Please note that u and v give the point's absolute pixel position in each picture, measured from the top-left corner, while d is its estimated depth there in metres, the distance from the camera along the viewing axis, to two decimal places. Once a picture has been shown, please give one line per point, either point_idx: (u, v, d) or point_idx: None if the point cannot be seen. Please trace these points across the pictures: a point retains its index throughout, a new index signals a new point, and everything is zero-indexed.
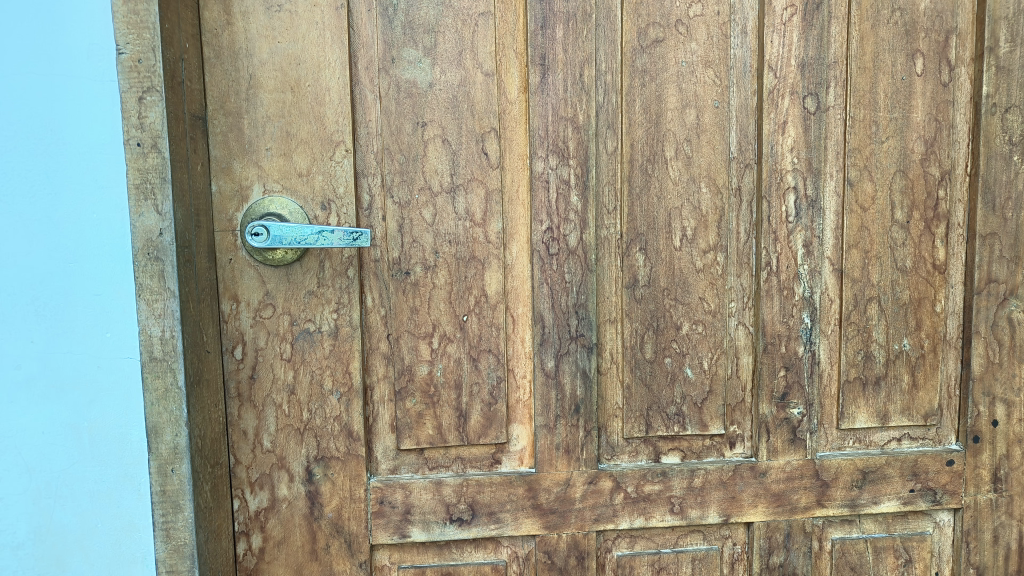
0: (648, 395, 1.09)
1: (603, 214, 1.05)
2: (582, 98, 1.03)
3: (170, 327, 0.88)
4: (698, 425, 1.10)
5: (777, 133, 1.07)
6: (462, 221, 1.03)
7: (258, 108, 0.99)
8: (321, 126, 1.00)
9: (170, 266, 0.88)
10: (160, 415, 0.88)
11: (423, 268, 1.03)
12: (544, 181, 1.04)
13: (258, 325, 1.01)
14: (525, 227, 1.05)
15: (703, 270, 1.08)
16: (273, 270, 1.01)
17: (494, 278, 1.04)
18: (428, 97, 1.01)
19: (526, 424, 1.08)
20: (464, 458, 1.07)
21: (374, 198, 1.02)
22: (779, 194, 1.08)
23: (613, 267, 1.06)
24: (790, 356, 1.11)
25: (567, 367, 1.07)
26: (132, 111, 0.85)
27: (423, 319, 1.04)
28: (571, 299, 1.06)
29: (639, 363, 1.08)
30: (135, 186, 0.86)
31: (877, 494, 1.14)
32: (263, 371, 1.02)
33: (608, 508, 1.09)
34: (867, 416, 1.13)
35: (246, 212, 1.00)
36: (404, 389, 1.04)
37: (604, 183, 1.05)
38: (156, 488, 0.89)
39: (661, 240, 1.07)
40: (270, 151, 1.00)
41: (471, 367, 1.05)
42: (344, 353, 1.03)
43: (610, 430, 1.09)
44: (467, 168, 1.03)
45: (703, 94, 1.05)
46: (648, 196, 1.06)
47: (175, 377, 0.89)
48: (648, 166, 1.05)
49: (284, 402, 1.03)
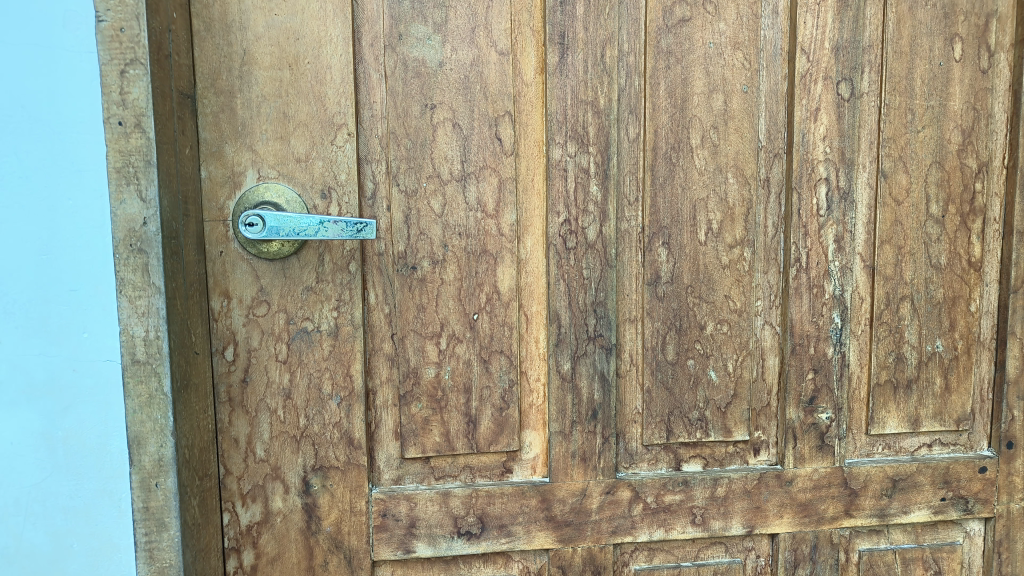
0: (670, 399, 1.02)
1: (624, 205, 0.98)
2: (604, 80, 0.96)
3: (155, 327, 0.80)
4: (721, 431, 1.04)
5: (808, 121, 1.00)
6: (473, 212, 0.96)
7: (252, 86, 0.90)
8: (322, 107, 0.92)
9: (156, 258, 0.79)
10: (143, 424, 0.80)
11: (431, 263, 0.95)
12: (561, 170, 0.97)
13: (251, 323, 0.93)
14: (541, 219, 0.98)
15: (729, 266, 1.01)
16: (268, 264, 0.92)
17: (507, 274, 0.97)
18: (438, 77, 0.93)
19: (540, 430, 1.00)
20: (473, 467, 0.99)
21: (379, 186, 0.94)
22: (810, 185, 1.01)
23: (634, 262, 0.99)
24: (819, 358, 1.04)
25: (584, 370, 0.99)
26: (113, 86, 0.76)
27: (430, 317, 0.96)
28: (590, 297, 0.99)
29: (661, 365, 1.01)
30: (116, 170, 0.77)
31: (907, 503, 1.08)
32: (257, 374, 0.94)
33: (626, 520, 1.02)
34: (897, 421, 1.07)
35: (238, 201, 0.91)
36: (409, 393, 0.97)
37: (625, 172, 0.98)
38: (140, 504, 0.80)
39: (685, 233, 1.00)
40: (265, 134, 0.91)
41: (482, 370, 0.98)
42: (345, 354, 0.95)
43: (629, 436, 1.02)
44: (479, 154, 0.95)
45: (731, 78, 0.99)
46: (672, 186, 0.99)
47: (160, 383, 0.80)
48: (673, 155, 0.98)
49: (279, 407, 0.95)
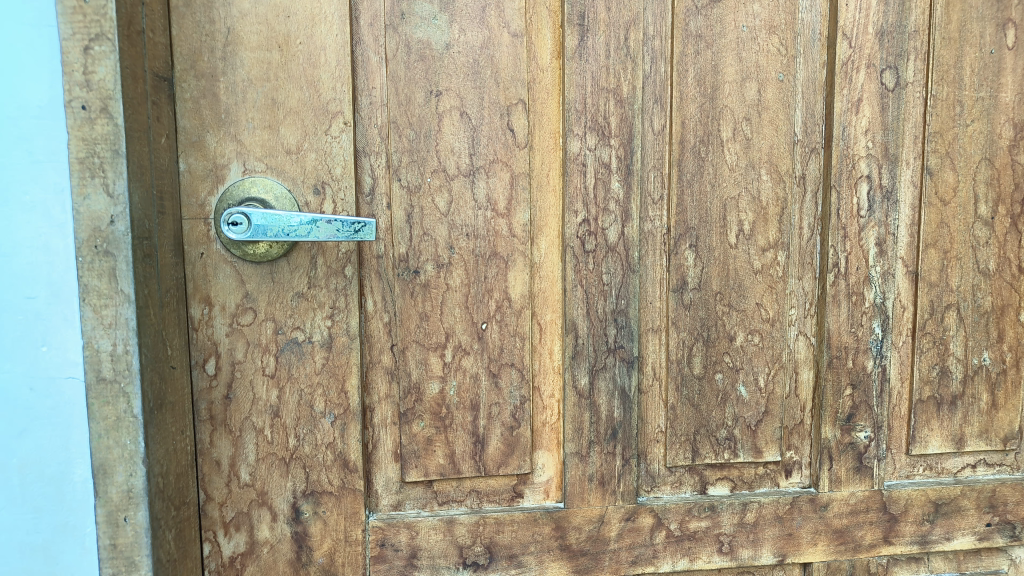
0: (696, 417, 0.93)
1: (648, 204, 0.89)
2: (627, 65, 0.87)
3: (123, 340, 0.70)
4: (751, 451, 0.95)
5: (849, 113, 0.91)
6: (482, 210, 0.87)
7: (237, 69, 0.81)
8: (315, 93, 0.82)
9: (124, 262, 0.69)
10: (110, 451, 0.70)
11: (435, 266, 0.86)
12: (580, 164, 0.87)
13: (235, 334, 0.83)
14: (557, 219, 0.89)
15: (762, 272, 0.92)
16: (254, 267, 0.83)
17: (519, 279, 0.88)
18: (445, 61, 0.84)
19: (554, 451, 0.91)
20: (480, 491, 0.90)
21: (378, 181, 0.85)
22: (850, 183, 0.93)
23: (659, 267, 0.90)
24: (857, 372, 0.95)
25: (603, 385, 0.90)
26: (76, 64, 0.67)
27: (434, 327, 0.87)
28: (610, 304, 0.90)
29: (686, 380, 0.92)
30: (79, 161, 0.68)
31: (950, 529, 0.99)
32: (241, 390, 0.84)
33: (647, 549, 0.93)
34: (941, 440, 0.98)
35: (221, 197, 0.82)
36: (411, 411, 0.87)
37: (649, 168, 0.89)
38: (106, 541, 0.71)
39: (714, 235, 0.91)
40: (251, 122, 0.82)
41: (491, 385, 0.88)
42: (339, 368, 0.85)
43: (650, 458, 0.93)
44: (489, 147, 0.86)
45: (766, 64, 0.90)
46: (701, 183, 0.90)
47: (130, 404, 0.70)
48: (701, 148, 0.90)
49: (265, 426, 0.85)
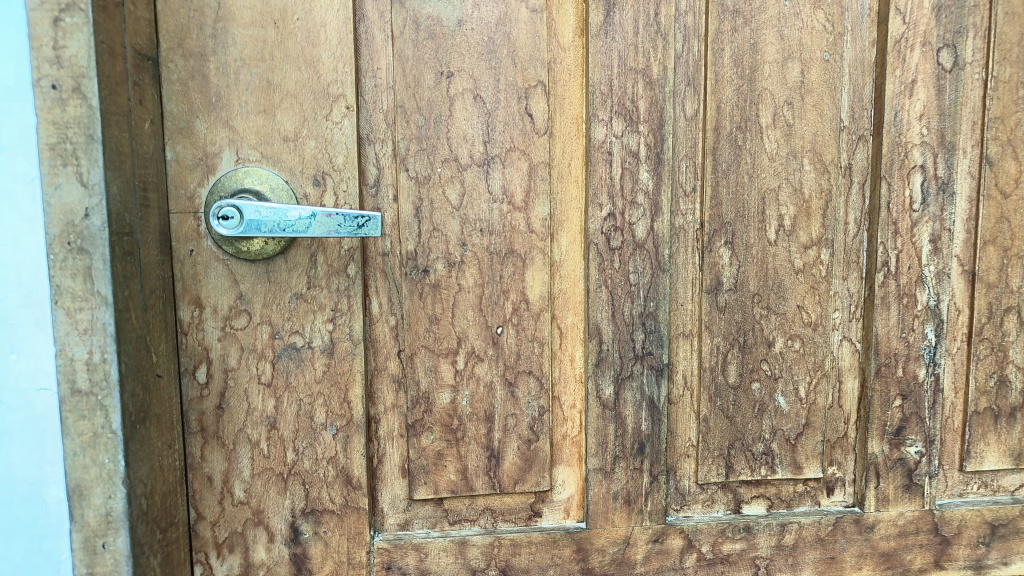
0: (730, 429, 0.85)
1: (679, 196, 0.81)
2: (657, 43, 0.79)
3: (100, 347, 0.62)
4: (790, 467, 0.87)
5: (902, 96, 0.83)
6: (497, 203, 0.79)
7: (229, 47, 0.74)
8: (314, 74, 0.75)
9: (101, 260, 0.62)
10: (87, 470, 0.63)
11: (446, 265, 0.79)
12: (605, 152, 0.80)
13: (228, 338, 0.76)
14: (579, 212, 0.81)
15: (804, 271, 0.84)
16: (248, 266, 0.76)
17: (538, 279, 0.80)
18: (456, 39, 0.77)
19: (575, 467, 0.84)
20: (495, 510, 0.83)
21: (383, 172, 0.78)
22: (902, 174, 0.84)
23: (690, 265, 0.82)
24: (907, 382, 0.87)
25: (629, 396, 0.83)
26: (45, 39, 0.60)
27: (445, 332, 0.79)
28: (637, 307, 0.82)
29: (720, 390, 0.85)
30: (50, 147, 0.61)
31: (1007, 553, 0.91)
32: (235, 400, 0.77)
33: (676, 572, 0.86)
34: (998, 456, 0.90)
35: (212, 188, 0.75)
36: (419, 422, 0.80)
37: (681, 157, 0.81)
38: (84, 570, 0.64)
39: (751, 231, 0.83)
40: (244, 106, 0.75)
41: (507, 395, 0.81)
42: (341, 376, 0.78)
43: (680, 474, 0.85)
44: (505, 134, 0.79)
45: (810, 43, 0.82)
46: (737, 174, 0.82)
47: (108, 419, 0.63)
48: (738, 135, 0.82)
49: (261, 439, 0.78)
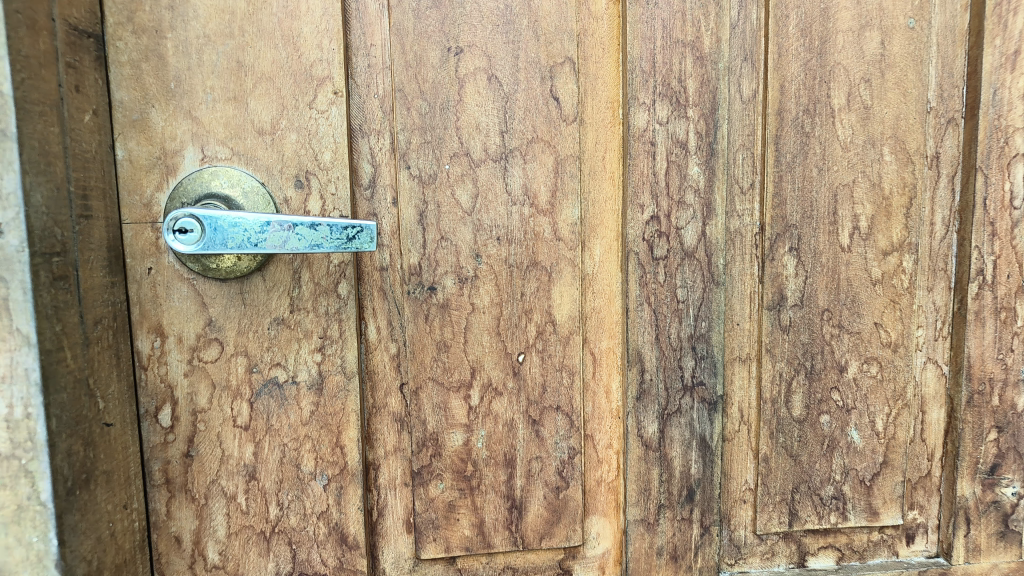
0: (795, 470, 0.72)
1: (735, 195, 0.68)
2: (709, 9, 0.66)
3: (21, 400, 0.50)
4: (865, 514, 0.74)
5: (1002, 70, 0.69)
6: (517, 206, 0.66)
7: (190, 21, 0.60)
8: (294, 52, 0.62)
9: (20, 290, 0.49)
10: (11, 553, 0.50)
11: (456, 281, 0.65)
12: (647, 143, 0.66)
13: (197, 373, 0.63)
14: (615, 215, 0.68)
15: (883, 282, 0.71)
16: (218, 286, 0.62)
17: (566, 296, 0.67)
18: (467, 7, 0.64)
19: (610, 517, 0.71)
20: (517, 569, 0.70)
21: (380, 170, 0.64)
22: (1002, 164, 0.70)
23: (748, 277, 0.69)
24: (1004, 412, 0.74)
25: (676, 434, 0.70)
26: None
27: (456, 361, 0.66)
28: (686, 329, 0.69)
29: (783, 424, 0.71)
30: None
31: None
32: (205, 447, 0.64)
33: None
34: None
35: (171, 194, 0.61)
36: (426, 469, 0.67)
37: (737, 147, 0.68)
38: None
39: (821, 235, 0.69)
40: (210, 92, 0.61)
41: (531, 435, 0.68)
42: (333, 416, 0.65)
43: (735, 523, 0.72)
44: (526, 122, 0.65)
45: (892, 7, 0.68)
46: (805, 166, 0.68)
47: (35, 488, 0.51)
48: (806, 121, 0.68)
49: (238, 492, 0.65)
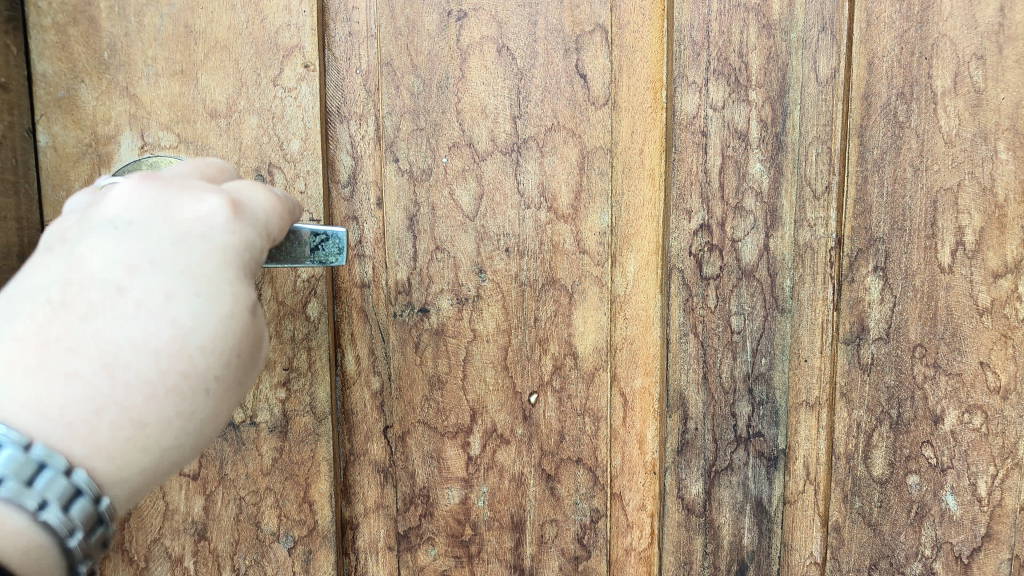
0: (874, 543, 0.57)
1: (806, 199, 0.54)
2: None
3: None
4: None
5: None
6: (533, 209, 0.53)
7: None
8: (255, 15, 0.49)
9: None
10: None
11: (454, 302, 0.53)
12: (697, 133, 0.54)
13: None
14: (654, 223, 0.54)
15: (992, 312, 0.54)
16: None
17: (591, 323, 0.55)
18: None
19: None
20: None
21: (362, 163, 0.52)
22: None
23: (822, 304, 0.55)
24: None
25: (725, 495, 0.57)
26: None
27: (452, 401, 0.54)
28: (741, 367, 0.55)
29: (860, 486, 0.56)
30: None
31: None
32: (146, 499, 0.52)
33: None
34: None
35: None
36: (415, 532, 0.55)
37: (810, 140, 0.54)
38: None
39: (915, 252, 0.54)
40: (151, 65, 0.49)
41: (545, 493, 0.56)
42: (300, 466, 0.53)
43: None
44: (546, 105, 0.53)
45: None
46: (897, 165, 0.54)
47: None
48: (900, 107, 0.53)
49: (185, 554, 0.53)
